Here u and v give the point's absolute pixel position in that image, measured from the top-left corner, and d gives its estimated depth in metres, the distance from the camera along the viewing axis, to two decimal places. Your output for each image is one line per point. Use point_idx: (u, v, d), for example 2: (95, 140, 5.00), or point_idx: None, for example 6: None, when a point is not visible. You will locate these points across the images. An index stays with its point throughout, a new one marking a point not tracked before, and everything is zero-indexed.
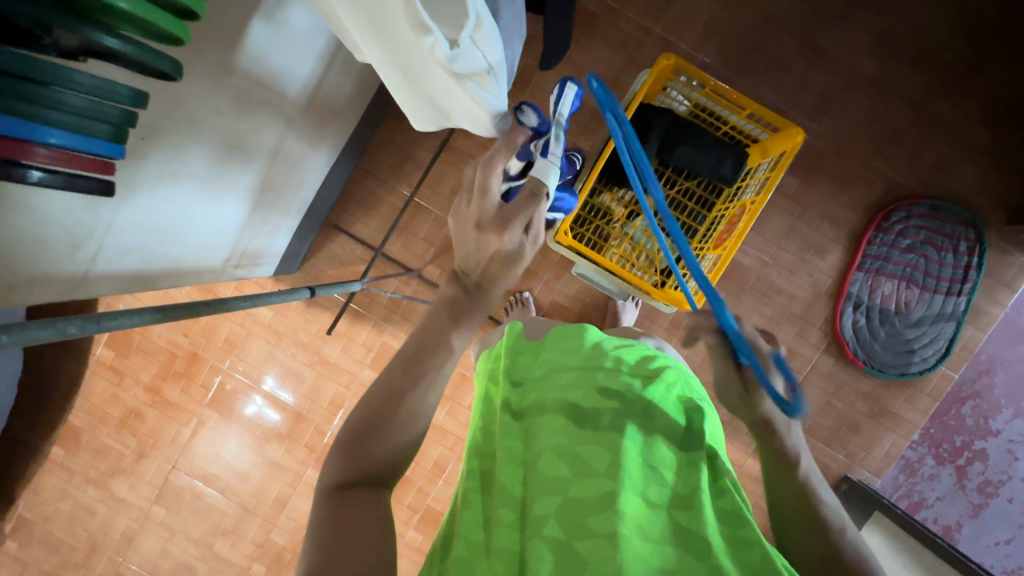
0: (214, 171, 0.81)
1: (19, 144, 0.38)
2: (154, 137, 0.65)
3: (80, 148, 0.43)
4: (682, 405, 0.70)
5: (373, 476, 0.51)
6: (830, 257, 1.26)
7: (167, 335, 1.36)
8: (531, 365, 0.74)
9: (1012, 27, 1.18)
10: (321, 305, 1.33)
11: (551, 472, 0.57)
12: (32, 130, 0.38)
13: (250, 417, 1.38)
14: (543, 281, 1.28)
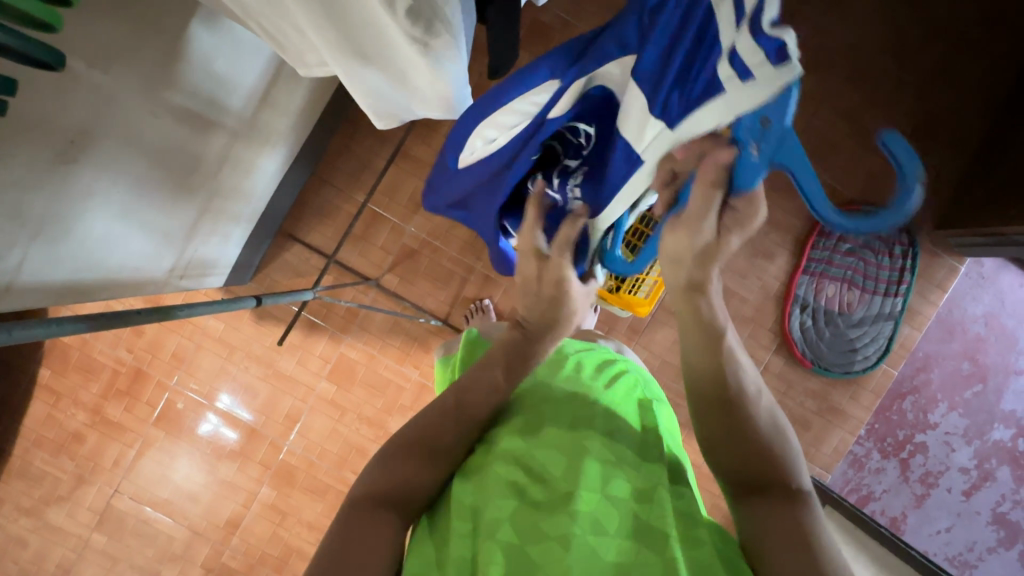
0: (155, 180, 0.78)
1: None
2: (81, 146, 0.63)
3: None
4: (640, 407, 0.71)
5: (393, 499, 0.56)
6: (777, 262, 1.31)
7: (108, 350, 1.29)
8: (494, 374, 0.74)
9: (933, 45, 1.27)
10: (275, 316, 1.29)
11: (508, 476, 0.57)
12: None
13: (204, 436, 1.32)
14: (503, 288, 1.29)
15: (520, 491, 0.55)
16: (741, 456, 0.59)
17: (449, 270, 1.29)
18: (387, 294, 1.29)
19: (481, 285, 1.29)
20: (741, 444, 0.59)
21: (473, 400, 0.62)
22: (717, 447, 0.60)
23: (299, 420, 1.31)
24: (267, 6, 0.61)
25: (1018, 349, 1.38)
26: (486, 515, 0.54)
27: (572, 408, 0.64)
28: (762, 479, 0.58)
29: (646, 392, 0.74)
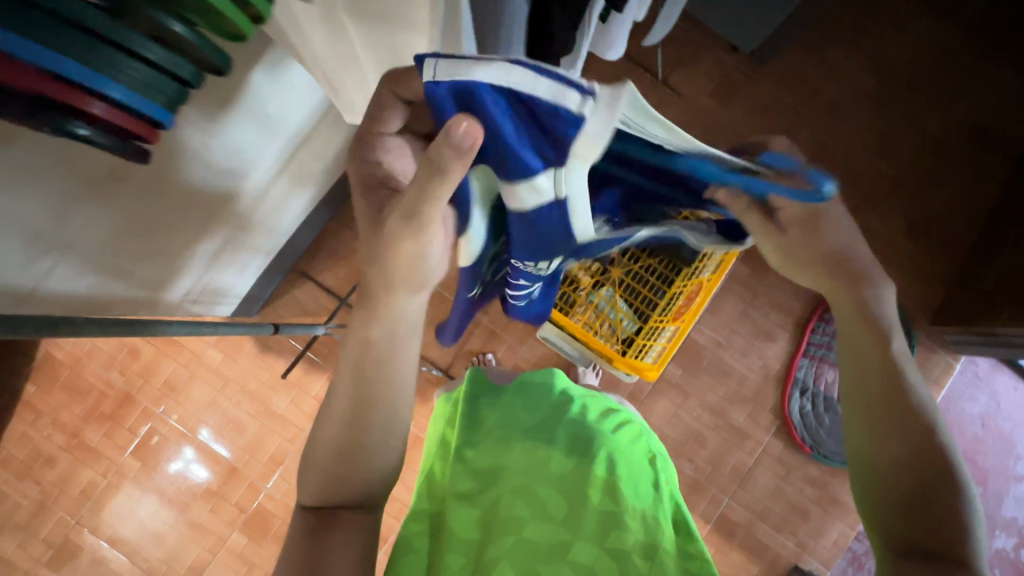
0: (193, 207, 0.82)
1: (77, 92, 0.37)
2: (127, 172, 0.66)
3: (133, 106, 0.40)
4: (647, 461, 0.69)
5: (358, 500, 0.58)
6: (778, 344, 1.33)
7: (100, 371, 1.26)
8: (486, 402, 0.73)
9: (924, 156, 1.37)
10: (275, 351, 1.27)
11: (509, 512, 0.57)
12: (92, 77, 0.36)
13: (174, 472, 1.26)
14: (507, 344, 1.29)
15: (520, 529, 0.55)
16: (908, 505, 0.49)
17: None
18: None
19: (485, 339, 1.30)
20: (904, 485, 0.50)
21: (379, 361, 0.60)
22: (877, 487, 0.51)
23: (282, 463, 1.26)
24: (334, 54, 0.67)
25: (1016, 454, 1.38)
26: (486, 552, 0.54)
27: (572, 452, 0.63)
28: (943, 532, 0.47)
29: (652, 445, 0.72)
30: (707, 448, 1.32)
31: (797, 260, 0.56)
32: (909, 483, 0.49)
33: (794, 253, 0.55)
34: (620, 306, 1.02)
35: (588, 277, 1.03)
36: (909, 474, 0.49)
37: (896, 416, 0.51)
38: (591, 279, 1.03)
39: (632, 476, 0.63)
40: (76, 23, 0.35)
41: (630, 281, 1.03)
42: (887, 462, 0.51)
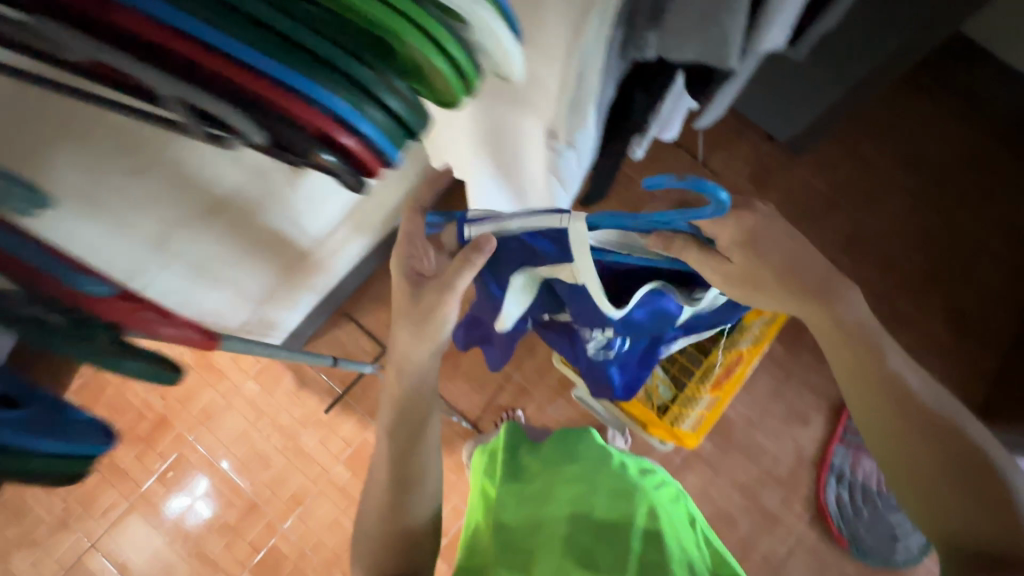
0: (273, 246, 0.90)
1: (331, 125, 0.33)
2: (229, 207, 0.74)
3: (376, 146, 0.36)
4: (688, 521, 0.68)
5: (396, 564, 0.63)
6: (813, 427, 1.30)
7: (142, 393, 1.30)
8: (530, 461, 0.75)
9: (960, 251, 1.39)
10: (311, 389, 1.30)
11: (554, 566, 0.56)
12: (345, 112, 0.32)
13: (176, 513, 1.25)
14: (537, 402, 1.30)
15: None
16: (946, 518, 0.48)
17: (489, 374, 1.32)
18: None
19: (515, 395, 1.31)
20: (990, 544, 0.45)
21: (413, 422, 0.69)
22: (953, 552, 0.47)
23: (302, 503, 1.26)
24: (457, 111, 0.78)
25: None
26: None
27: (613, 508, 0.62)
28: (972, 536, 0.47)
29: (691, 510, 0.71)
30: (736, 532, 1.26)
31: (757, 279, 0.52)
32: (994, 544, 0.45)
33: (742, 276, 0.52)
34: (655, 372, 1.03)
35: None
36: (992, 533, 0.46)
37: (945, 462, 0.48)
38: None
39: (679, 533, 0.62)
40: (313, 49, 0.31)
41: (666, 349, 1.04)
42: (960, 518, 0.47)
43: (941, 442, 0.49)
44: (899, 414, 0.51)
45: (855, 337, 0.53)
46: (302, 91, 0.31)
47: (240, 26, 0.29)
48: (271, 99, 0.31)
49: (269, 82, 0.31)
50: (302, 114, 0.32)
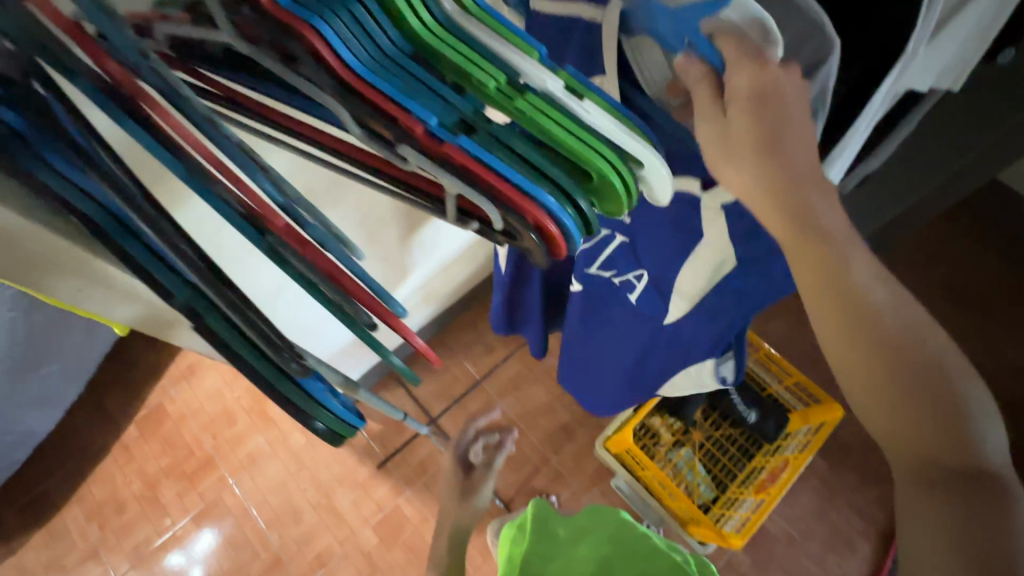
0: (388, 282, 0.97)
1: (532, 213, 0.26)
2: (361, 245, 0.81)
3: (569, 235, 0.28)
4: None
5: None
6: (860, 554, 1.24)
7: (196, 432, 1.36)
8: (559, 529, 0.76)
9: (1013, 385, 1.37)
10: (354, 448, 1.34)
11: None
12: (545, 195, 0.26)
13: (171, 569, 1.25)
14: (571, 489, 1.30)
15: None
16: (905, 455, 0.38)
17: (527, 455, 1.33)
18: None
19: (550, 480, 1.31)
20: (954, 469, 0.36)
21: None
22: (921, 483, 0.37)
23: (326, 564, 1.25)
24: None
25: None
26: None
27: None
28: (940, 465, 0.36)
29: None
30: None
31: (732, 142, 0.37)
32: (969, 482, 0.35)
33: (738, 139, 0.37)
34: (699, 470, 1.05)
35: (670, 434, 1.08)
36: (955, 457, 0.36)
37: (902, 381, 0.36)
38: (673, 437, 1.08)
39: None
40: (503, 143, 0.26)
41: (710, 446, 1.08)
42: (918, 439, 0.36)
43: (893, 347, 0.36)
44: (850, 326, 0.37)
45: (819, 233, 0.37)
46: (512, 176, 0.26)
47: (431, 101, 0.25)
48: (481, 173, 0.25)
49: (481, 163, 0.25)
50: (510, 197, 0.26)
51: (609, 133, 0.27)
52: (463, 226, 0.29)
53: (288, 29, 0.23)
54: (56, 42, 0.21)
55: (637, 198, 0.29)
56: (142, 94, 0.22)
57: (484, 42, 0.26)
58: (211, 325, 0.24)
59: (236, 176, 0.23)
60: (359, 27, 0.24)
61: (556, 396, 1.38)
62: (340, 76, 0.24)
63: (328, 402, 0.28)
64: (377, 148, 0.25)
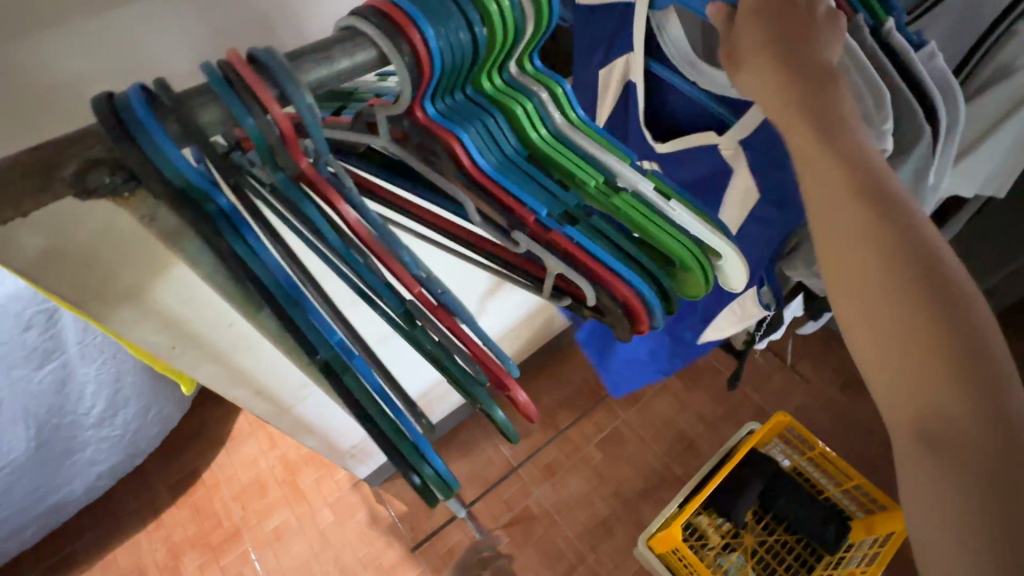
0: None
1: (618, 289, 0.29)
2: None
3: (651, 307, 0.30)
4: None
5: None
6: None
7: (227, 500, 1.35)
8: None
9: None
10: (381, 530, 1.30)
11: None
12: (628, 274, 0.29)
13: None
14: None
15: None
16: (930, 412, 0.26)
17: (561, 550, 1.26)
18: (491, 553, 1.26)
19: None
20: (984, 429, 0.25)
21: None
22: (920, 446, 0.26)
23: None
24: None
25: None
26: None
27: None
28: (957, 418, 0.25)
29: None
30: None
31: (743, 55, 0.34)
32: (993, 444, 0.25)
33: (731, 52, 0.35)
34: None
35: (720, 536, 1.01)
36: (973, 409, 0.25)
37: (908, 294, 0.27)
38: (723, 539, 1.01)
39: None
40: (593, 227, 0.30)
41: (763, 554, 1.01)
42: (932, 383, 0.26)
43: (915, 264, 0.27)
44: (847, 217, 0.29)
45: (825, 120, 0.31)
46: (608, 260, 0.29)
47: (539, 192, 0.29)
48: (577, 254, 0.29)
49: (583, 249, 0.29)
50: (605, 277, 0.29)
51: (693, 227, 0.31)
52: (556, 301, 0.32)
53: (435, 137, 0.27)
54: (279, 143, 0.22)
55: (713, 282, 0.32)
56: (322, 188, 0.24)
57: (587, 149, 0.31)
58: (349, 382, 0.27)
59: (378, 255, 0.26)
60: (490, 138, 0.29)
61: (594, 488, 1.32)
62: (472, 177, 0.28)
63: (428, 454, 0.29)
64: (493, 234, 0.29)
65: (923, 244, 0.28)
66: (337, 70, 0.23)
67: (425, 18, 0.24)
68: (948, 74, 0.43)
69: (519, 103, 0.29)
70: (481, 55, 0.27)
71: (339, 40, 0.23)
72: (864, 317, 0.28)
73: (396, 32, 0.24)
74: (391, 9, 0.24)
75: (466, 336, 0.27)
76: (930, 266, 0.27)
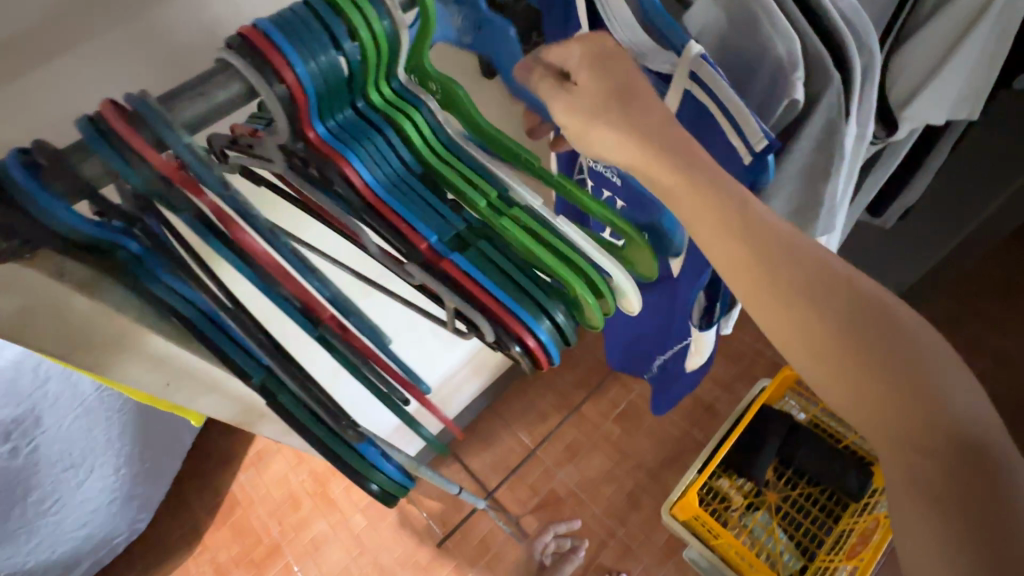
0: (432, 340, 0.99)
1: (514, 326, 0.33)
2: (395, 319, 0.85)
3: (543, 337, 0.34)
4: None
5: None
6: None
7: (264, 517, 1.39)
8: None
9: None
10: (413, 528, 1.32)
11: None
12: (523, 308, 0.33)
13: None
14: (643, 564, 1.22)
15: None
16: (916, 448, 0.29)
17: (591, 527, 1.27)
18: (522, 537, 1.28)
19: (619, 557, 1.23)
20: (940, 446, 0.29)
21: None
22: (905, 472, 0.30)
23: None
24: None
25: None
26: None
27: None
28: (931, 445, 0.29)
29: None
30: None
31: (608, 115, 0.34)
32: (963, 465, 0.28)
33: (589, 105, 0.35)
34: (779, 535, 0.97)
35: (741, 496, 1.01)
36: (927, 427, 0.29)
37: (865, 342, 0.30)
38: (745, 499, 1.01)
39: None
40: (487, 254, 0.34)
41: (788, 509, 1.00)
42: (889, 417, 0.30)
43: (860, 309, 0.31)
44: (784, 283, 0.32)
45: (699, 168, 0.33)
46: (496, 293, 0.33)
47: (429, 215, 0.33)
48: (465, 283, 0.33)
49: (469, 278, 0.33)
50: (497, 313, 0.33)
51: (585, 248, 0.34)
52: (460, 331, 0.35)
53: (328, 159, 0.31)
54: (164, 183, 0.24)
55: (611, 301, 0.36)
56: (223, 216, 0.25)
57: (479, 161, 0.34)
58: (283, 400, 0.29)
59: (293, 280, 0.27)
60: (380, 157, 0.33)
61: (616, 462, 1.33)
62: (364, 196, 0.32)
63: (381, 464, 0.32)
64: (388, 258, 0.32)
65: (864, 295, 0.31)
66: (214, 102, 0.28)
67: (294, 49, 0.28)
68: (857, 8, 0.44)
69: (407, 119, 0.33)
70: (357, 74, 0.31)
71: (212, 74, 0.28)
72: (825, 368, 0.32)
73: (270, 69, 0.28)
74: (261, 44, 0.28)
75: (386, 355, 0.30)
76: (877, 310, 0.31)
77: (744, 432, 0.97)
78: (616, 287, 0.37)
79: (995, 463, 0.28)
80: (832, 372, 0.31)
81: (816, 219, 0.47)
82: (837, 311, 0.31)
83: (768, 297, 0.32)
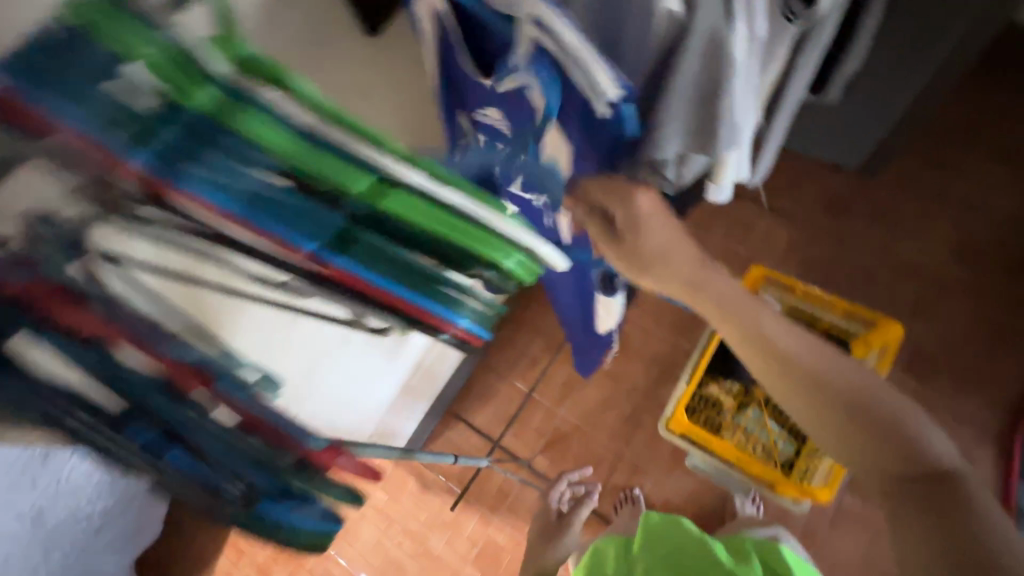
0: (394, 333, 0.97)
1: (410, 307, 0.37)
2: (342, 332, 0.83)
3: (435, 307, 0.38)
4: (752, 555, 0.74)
5: None
6: (980, 466, 1.13)
7: None
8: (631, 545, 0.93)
9: None
10: (434, 491, 1.37)
11: None
12: (418, 283, 0.36)
13: None
14: (654, 476, 1.28)
15: None
16: (892, 490, 0.47)
17: (600, 454, 1.32)
18: (538, 477, 1.33)
19: (629, 475, 1.30)
20: (910, 481, 0.46)
21: None
22: (887, 498, 0.47)
23: None
24: None
25: None
26: None
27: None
28: (909, 480, 0.46)
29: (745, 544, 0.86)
30: None
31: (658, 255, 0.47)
32: (929, 497, 0.45)
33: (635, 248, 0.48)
34: (772, 426, 1.01)
35: (732, 398, 1.04)
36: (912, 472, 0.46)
37: (858, 424, 0.48)
38: (736, 400, 1.03)
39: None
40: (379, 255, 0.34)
41: (777, 400, 1.03)
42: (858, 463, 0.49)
43: (844, 401, 0.48)
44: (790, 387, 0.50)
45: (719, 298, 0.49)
46: (391, 287, 0.35)
47: (300, 225, 0.31)
48: (352, 280, 0.34)
49: (356, 275, 0.34)
50: (395, 302, 0.37)
51: (466, 211, 0.34)
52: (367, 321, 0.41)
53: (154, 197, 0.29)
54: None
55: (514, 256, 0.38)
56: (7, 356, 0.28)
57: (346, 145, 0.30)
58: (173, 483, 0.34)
59: (152, 356, 0.31)
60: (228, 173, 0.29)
61: (613, 389, 1.36)
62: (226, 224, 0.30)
63: (281, 517, 0.36)
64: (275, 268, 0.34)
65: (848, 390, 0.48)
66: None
67: (56, 102, 0.25)
68: None
69: (229, 114, 0.28)
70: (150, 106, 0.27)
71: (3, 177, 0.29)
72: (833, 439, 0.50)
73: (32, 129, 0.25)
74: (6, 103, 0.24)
75: (261, 422, 0.35)
76: (860, 404, 0.48)
77: (724, 340, 0.98)
78: (512, 245, 0.38)
79: (950, 488, 0.44)
80: (838, 436, 0.49)
81: (715, 136, 0.45)
82: (831, 400, 0.48)
83: (794, 394, 0.50)
